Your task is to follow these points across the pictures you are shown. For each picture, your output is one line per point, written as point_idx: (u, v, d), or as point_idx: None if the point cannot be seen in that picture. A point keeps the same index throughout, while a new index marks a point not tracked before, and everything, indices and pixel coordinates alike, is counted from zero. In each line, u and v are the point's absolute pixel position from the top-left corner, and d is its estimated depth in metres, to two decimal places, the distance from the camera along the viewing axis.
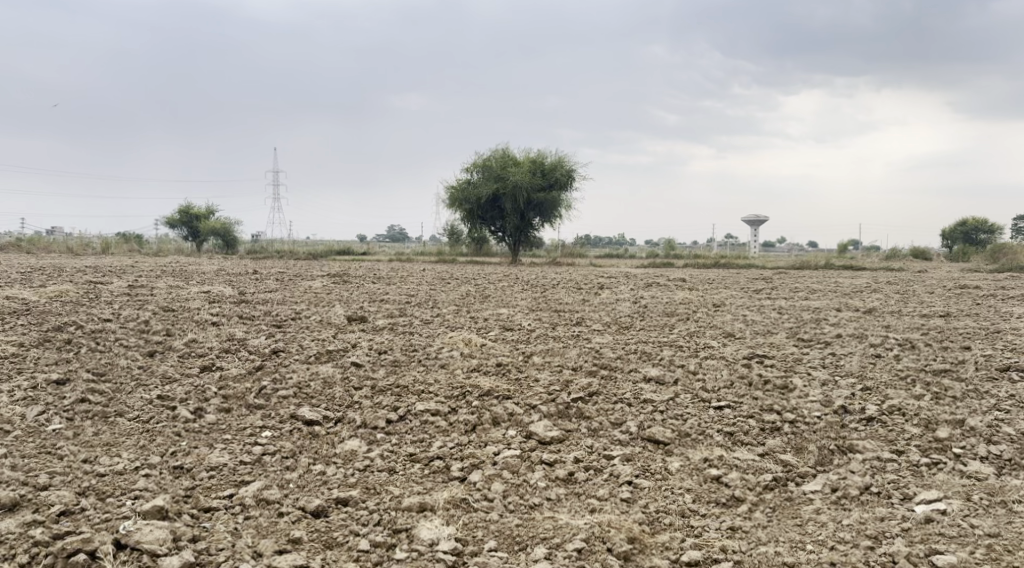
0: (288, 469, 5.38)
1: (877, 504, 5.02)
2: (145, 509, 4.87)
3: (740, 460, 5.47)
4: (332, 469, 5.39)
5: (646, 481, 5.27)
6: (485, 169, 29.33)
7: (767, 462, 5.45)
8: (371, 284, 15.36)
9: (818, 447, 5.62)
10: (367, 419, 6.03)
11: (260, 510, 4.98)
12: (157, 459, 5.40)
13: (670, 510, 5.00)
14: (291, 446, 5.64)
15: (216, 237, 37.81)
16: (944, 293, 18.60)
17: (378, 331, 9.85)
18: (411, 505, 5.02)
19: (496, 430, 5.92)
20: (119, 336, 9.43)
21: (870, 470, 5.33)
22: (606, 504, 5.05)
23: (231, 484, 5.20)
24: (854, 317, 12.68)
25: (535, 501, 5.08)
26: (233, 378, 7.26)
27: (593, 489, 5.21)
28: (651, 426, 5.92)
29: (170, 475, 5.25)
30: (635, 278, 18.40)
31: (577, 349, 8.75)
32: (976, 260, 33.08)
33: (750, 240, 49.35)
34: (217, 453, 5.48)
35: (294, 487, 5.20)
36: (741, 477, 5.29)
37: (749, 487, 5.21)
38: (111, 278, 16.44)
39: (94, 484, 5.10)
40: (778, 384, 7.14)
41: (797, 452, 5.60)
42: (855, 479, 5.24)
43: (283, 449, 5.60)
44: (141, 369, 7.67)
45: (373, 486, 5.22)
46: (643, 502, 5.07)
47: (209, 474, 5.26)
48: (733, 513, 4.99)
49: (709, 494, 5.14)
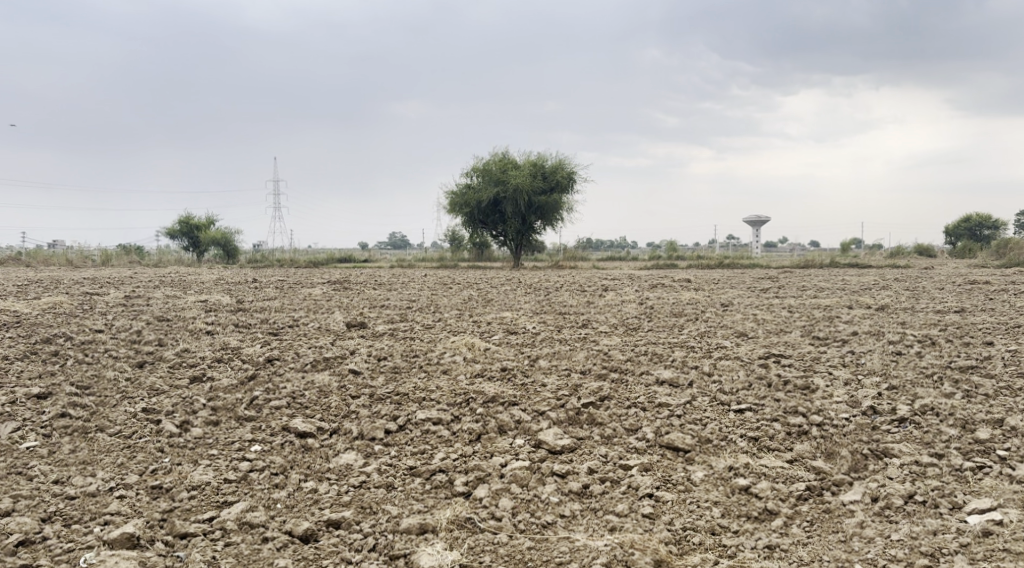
0: (276, 488, 5.01)
1: (926, 515, 4.63)
2: (113, 537, 4.50)
3: (767, 468, 5.08)
4: (325, 487, 5.01)
5: (667, 494, 4.89)
6: (485, 174, 28.96)
7: (797, 470, 5.07)
8: (372, 290, 15.03)
9: (850, 451, 5.23)
10: (365, 429, 5.66)
11: (242, 535, 4.60)
12: (134, 478, 5.03)
13: (696, 527, 4.61)
14: (282, 461, 5.26)
15: (216, 246, 37.48)
16: (955, 288, 18.18)
17: (378, 336, 9.48)
18: (410, 527, 4.64)
19: (503, 439, 5.54)
20: (109, 347, 9.07)
21: (910, 478, 4.94)
22: (626, 521, 4.67)
23: (213, 505, 4.82)
24: (868, 314, 12.32)
25: (548, 520, 4.70)
26: (224, 389, 6.89)
27: (610, 504, 4.82)
28: (669, 432, 5.54)
29: (147, 497, 4.87)
30: (639, 279, 18.02)
31: (585, 351, 8.38)
32: (983, 255, 32.67)
33: (753, 239, 48.93)
34: (200, 471, 5.11)
35: (284, 508, 4.82)
36: (771, 488, 4.90)
37: (781, 499, 4.83)
38: (108, 289, 16.10)
39: (62, 509, 4.73)
40: (799, 385, 6.76)
41: (827, 458, 5.21)
42: (895, 487, 4.85)
43: (272, 464, 5.23)
44: (129, 380, 7.31)
45: (369, 505, 4.84)
46: (666, 519, 4.68)
47: (190, 495, 4.89)
48: (767, 529, 4.60)
49: (738, 508, 4.76)
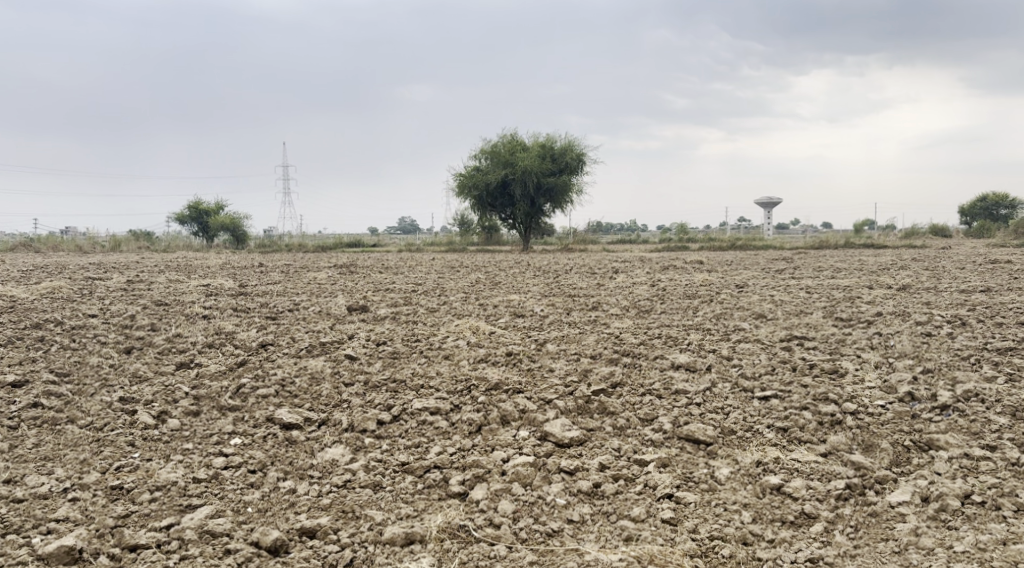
0: (250, 488, 4.58)
1: (989, 520, 4.16)
2: (50, 550, 4.08)
3: (799, 464, 4.62)
4: (305, 487, 4.58)
5: (689, 495, 4.43)
6: (493, 156, 28.43)
7: (833, 466, 4.60)
8: (378, 274, 14.58)
9: (891, 444, 4.76)
10: (355, 421, 5.22)
11: (202, 547, 4.16)
12: (93, 477, 4.62)
13: (722, 535, 4.16)
14: (262, 457, 4.84)
15: (226, 232, 37.09)
16: (976, 267, 17.60)
17: (379, 320, 9.05)
18: (395, 538, 4.19)
19: (506, 431, 5.10)
20: (99, 332, 8.65)
21: (960, 474, 4.47)
22: (643, 528, 4.22)
23: (175, 510, 4.39)
24: (889, 294, 11.80)
25: (555, 527, 4.25)
26: (211, 377, 6.46)
27: (625, 507, 4.37)
28: (688, 422, 5.07)
29: (103, 500, 4.45)
30: (649, 261, 17.49)
31: (596, 335, 7.91)
32: (1001, 234, 31.91)
33: (764, 222, 48.30)
34: (168, 469, 4.69)
35: (256, 513, 4.40)
36: (806, 487, 4.44)
37: (818, 500, 4.37)
38: (110, 274, 15.70)
39: (6, 515, 4.33)
40: (826, 369, 6.28)
41: (864, 451, 4.74)
42: (948, 486, 4.37)
43: (250, 461, 4.80)
44: (113, 367, 6.89)
45: (352, 509, 4.40)
46: (689, 525, 4.23)
47: (151, 497, 4.46)
48: (806, 538, 4.13)
49: (770, 512, 4.29)
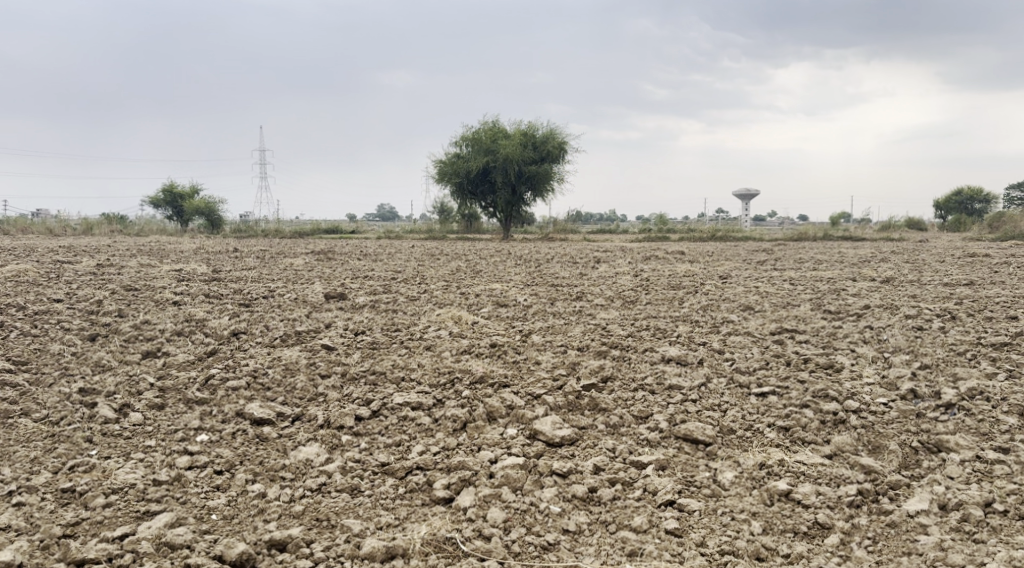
0: (216, 492, 4.28)
1: (1015, 532, 3.95)
2: None
3: (805, 467, 4.40)
4: (276, 491, 4.29)
5: (692, 502, 4.19)
6: (475, 143, 28.03)
7: (842, 470, 4.38)
8: (356, 260, 14.23)
9: (899, 445, 4.55)
10: (332, 416, 4.92)
11: (158, 561, 3.85)
12: (44, 479, 4.30)
13: (733, 550, 3.91)
14: (230, 456, 4.54)
15: (200, 217, 36.38)
16: (956, 261, 17.55)
17: (357, 308, 8.72)
18: (375, 552, 3.90)
19: (493, 429, 4.83)
20: (63, 318, 8.25)
21: (975, 479, 4.27)
22: (646, 542, 3.96)
23: (130, 518, 4.08)
24: (874, 287, 11.65)
25: (552, 539, 3.98)
26: (178, 367, 6.12)
27: (625, 516, 4.12)
28: (684, 421, 4.83)
29: (52, 506, 4.14)
30: (631, 251, 17.25)
31: (582, 326, 7.65)
32: (977, 228, 32.05)
33: (742, 213, 48.31)
34: (126, 471, 4.38)
35: (221, 522, 4.10)
36: (816, 494, 4.22)
37: (831, 509, 4.14)
38: (79, 258, 15.19)
39: None
40: (822, 364, 6.06)
41: (871, 453, 4.53)
42: (966, 494, 4.17)
43: (217, 461, 4.50)
44: (75, 356, 6.53)
45: (327, 518, 4.12)
46: (696, 538, 3.98)
47: (105, 503, 4.15)
48: (823, 553, 3.89)
49: (781, 522, 4.06)
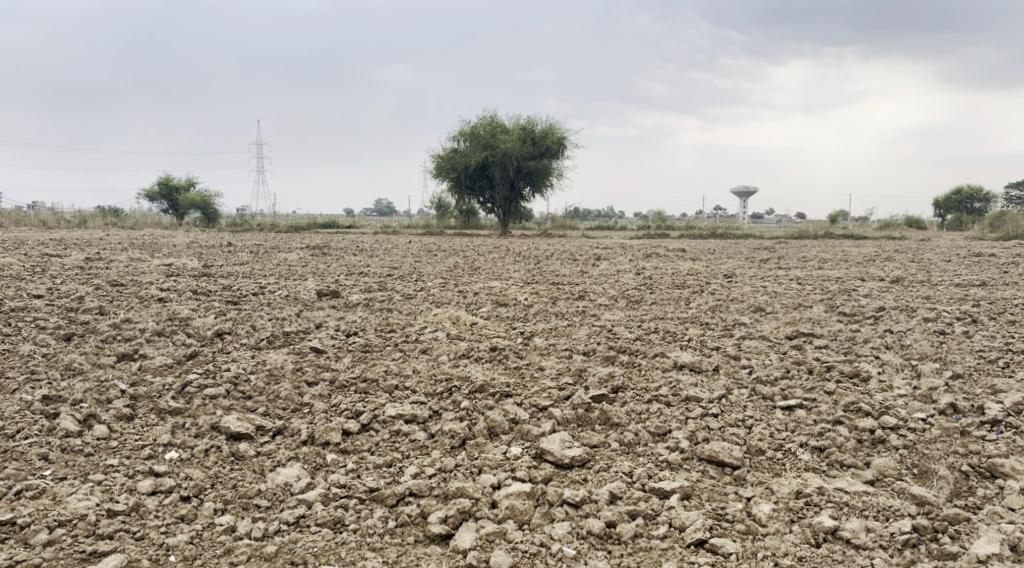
0: (179, 526, 3.88)
1: None
2: None
3: (848, 498, 4.02)
4: (247, 526, 3.88)
5: (727, 543, 3.80)
6: (473, 138, 27.54)
7: (891, 501, 4.01)
8: (352, 256, 13.77)
9: (948, 470, 4.18)
10: (316, 432, 4.51)
11: None
12: None
13: None
14: (199, 480, 4.13)
15: (196, 210, 35.82)
16: (962, 261, 17.11)
17: (350, 307, 8.28)
18: None
19: (495, 447, 4.43)
20: (39, 316, 7.79)
21: None
22: None
23: (74, 560, 3.67)
24: (885, 287, 11.22)
25: None
26: (154, 371, 5.69)
27: (654, 561, 3.72)
28: (706, 440, 4.46)
29: None
30: (632, 248, 16.79)
31: (586, 328, 7.21)
32: (979, 226, 31.63)
33: (740, 211, 47.88)
34: (78, 498, 3.97)
35: (182, 564, 3.69)
36: (865, 532, 3.83)
37: (884, 551, 3.75)
38: (67, 251, 14.71)
39: None
40: (847, 372, 5.64)
41: (918, 480, 4.16)
42: None
43: (184, 486, 4.10)
44: (46, 358, 6.09)
45: (305, 561, 3.71)
46: None
47: (48, 540, 3.74)
48: None
49: None
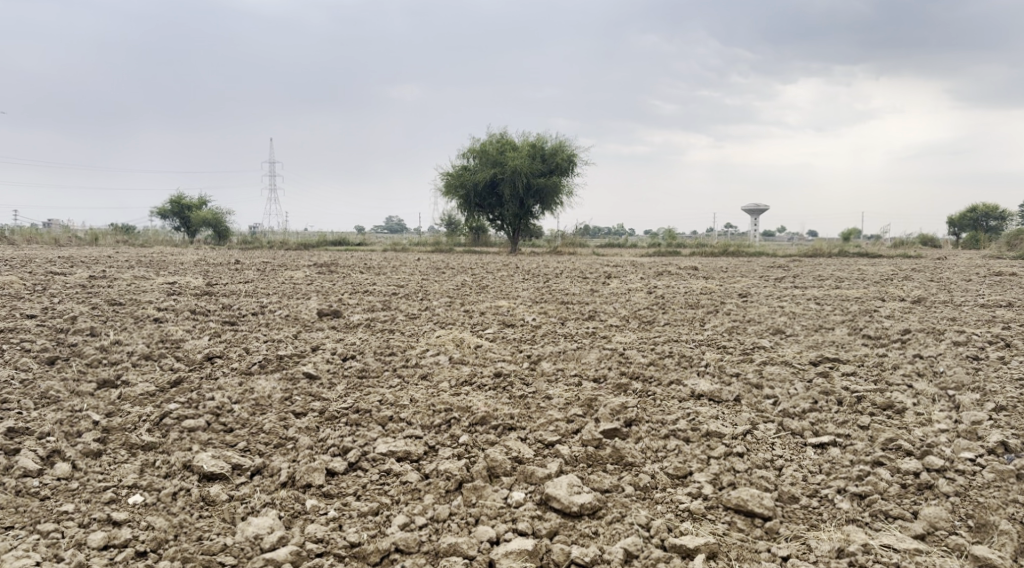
0: None
1: None
2: None
3: (896, 558, 3.66)
4: None
5: None
6: (482, 155, 27.27)
7: (947, 561, 3.65)
8: (359, 274, 13.42)
9: (1008, 523, 3.82)
10: (298, 473, 4.14)
11: None
12: None
13: None
14: (161, 532, 3.77)
15: (207, 228, 35.62)
16: (983, 280, 16.59)
17: (350, 328, 7.91)
18: None
19: (497, 493, 4.04)
20: (27, 336, 7.46)
21: None
22: None
23: None
24: (908, 307, 10.76)
25: None
26: (135, 400, 5.33)
27: None
28: (729, 485, 4.10)
29: None
30: (645, 266, 16.36)
31: (597, 351, 6.80)
32: (994, 245, 31.02)
33: (751, 228, 47.43)
34: (16, 555, 3.61)
35: None
36: None
37: None
38: (73, 268, 14.43)
39: None
40: (880, 404, 5.20)
41: (975, 535, 3.80)
42: None
43: (143, 539, 3.74)
44: (23, 383, 5.74)
45: None
46: None
47: None
48: None
49: None
